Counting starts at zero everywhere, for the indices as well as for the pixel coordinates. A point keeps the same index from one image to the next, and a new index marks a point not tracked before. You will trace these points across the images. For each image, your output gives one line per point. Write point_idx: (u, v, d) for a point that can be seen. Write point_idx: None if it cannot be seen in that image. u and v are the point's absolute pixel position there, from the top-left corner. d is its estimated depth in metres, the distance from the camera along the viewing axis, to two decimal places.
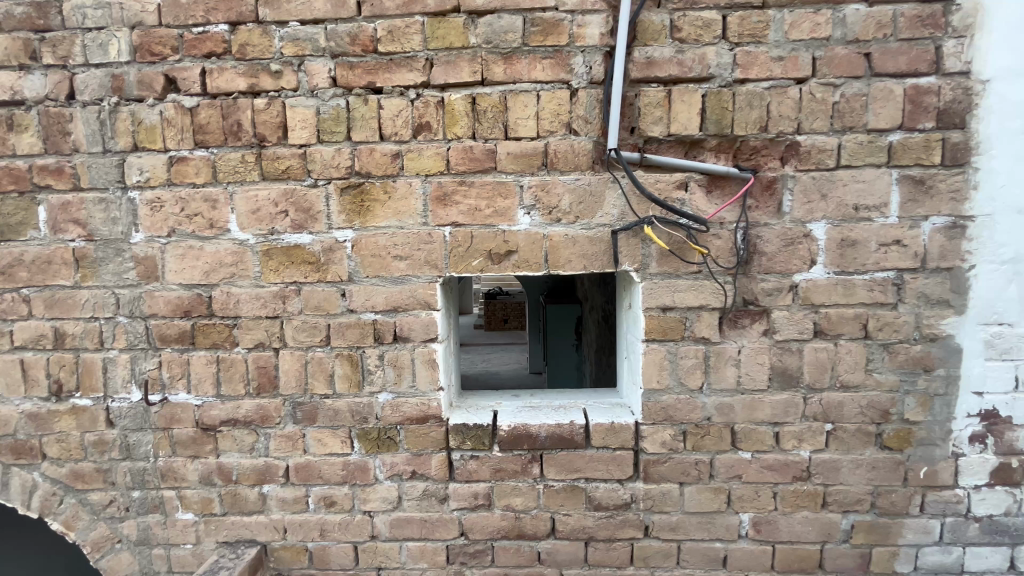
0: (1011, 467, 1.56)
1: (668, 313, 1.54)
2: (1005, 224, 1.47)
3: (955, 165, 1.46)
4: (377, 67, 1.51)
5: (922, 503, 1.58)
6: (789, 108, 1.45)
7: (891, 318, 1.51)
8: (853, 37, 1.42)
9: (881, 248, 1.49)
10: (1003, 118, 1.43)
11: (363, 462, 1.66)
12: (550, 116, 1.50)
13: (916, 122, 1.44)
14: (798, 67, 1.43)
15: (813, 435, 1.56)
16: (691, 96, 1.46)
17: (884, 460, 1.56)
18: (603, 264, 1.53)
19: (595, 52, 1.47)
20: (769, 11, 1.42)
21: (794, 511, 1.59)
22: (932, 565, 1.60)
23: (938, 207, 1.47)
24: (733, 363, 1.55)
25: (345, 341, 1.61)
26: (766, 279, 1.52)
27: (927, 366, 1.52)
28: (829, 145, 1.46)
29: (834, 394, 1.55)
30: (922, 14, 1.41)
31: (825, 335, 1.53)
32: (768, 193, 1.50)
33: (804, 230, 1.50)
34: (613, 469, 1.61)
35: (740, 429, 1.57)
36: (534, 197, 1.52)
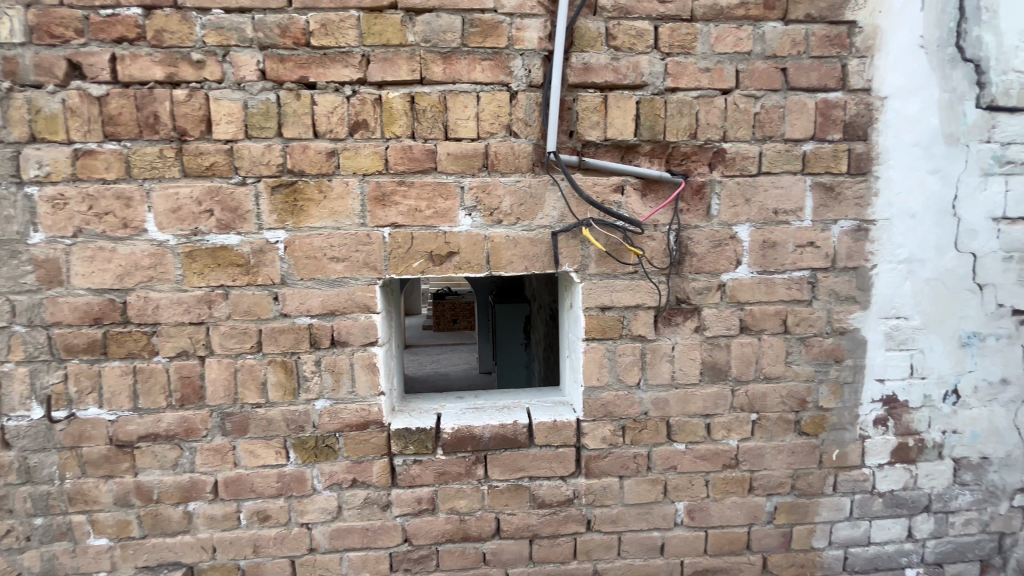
0: (908, 446, 1.73)
1: (606, 312, 1.58)
2: (901, 227, 1.63)
3: (859, 174, 1.60)
4: (310, 61, 1.45)
5: (835, 483, 1.72)
6: (715, 117, 1.54)
7: (807, 313, 1.64)
8: (771, 53, 1.52)
9: (797, 249, 1.61)
10: (898, 132, 1.59)
11: (299, 472, 1.59)
12: (490, 117, 1.50)
13: (826, 133, 1.57)
14: (723, 78, 1.52)
15: (740, 425, 1.66)
16: (625, 102, 1.51)
17: (802, 445, 1.69)
18: (544, 264, 1.56)
19: (533, 56, 1.49)
20: (696, 24, 1.50)
21: (724, 498, 1.69)
22: (844, 539, 1.75)
23: (845, 211, 1.61)
24: (668, 359, 1.62)
25: (278, 347, 1.54)
26: (697, 278, 1.60)
27: (838, 357, 1.66)
28: (752, 153, 1.56)
29: (759, 385, 1.65)
30: (830, 34, 1.53)
31: (750, 330, 1.63)
32: (698, 197, 1.58)
33: (730, 232, 1.59)
34: (556, 466, 1.64)
35: (674, 422, 1.64)
36: (475, 198, 1.52)
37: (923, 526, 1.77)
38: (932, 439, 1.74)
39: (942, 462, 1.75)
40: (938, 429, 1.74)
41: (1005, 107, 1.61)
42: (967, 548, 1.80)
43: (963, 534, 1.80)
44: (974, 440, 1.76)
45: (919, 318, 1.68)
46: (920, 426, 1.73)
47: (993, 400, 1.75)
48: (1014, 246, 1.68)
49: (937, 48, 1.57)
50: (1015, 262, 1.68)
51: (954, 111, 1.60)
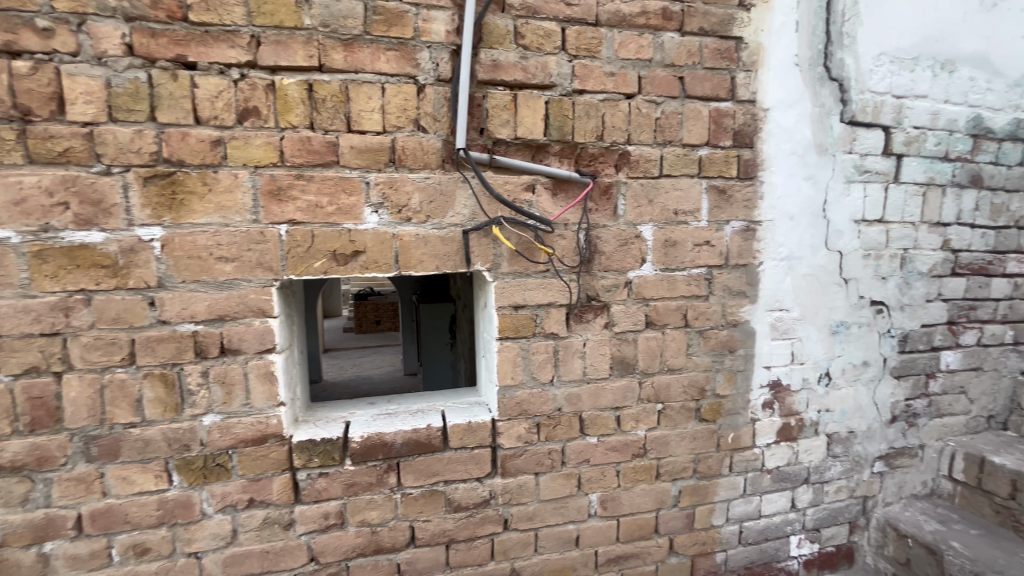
0: (791, 425, 1.92)
1: (519, 311, 1.58)
2: (782, 227, 1.80)
3: (747, 178, 1.74)
4: (188, 39, 1.30)
5: (731, 464, 1.86)
6: (620, 120, 1.59)
7: (704, 307, 1.75)
8: (669, 62, 1.61)
9: (695, 247, 1.71)
10: (779, 141, 1.75)
11: (185, 497, 1.42)
12: (396, 110, 1.44)
13: (718, 140, 1.68)
14: (627, 83, 1.58)
15: (647, 416, 1.74)
16: (535, 102, 1.52)
17: (702, 431, 1.81)
18: (455, 264, 1.52)
19: (441, 50, 1.45)
20: (601, 29, 1.54)
21: (634, 486, 1.76)
22: (739, 514, 1.90)
23: (736, 212, 1.74)
24: (580, 356, 1.65)
25: (156, 358, 1.37)
26: (605, 276, 1.65)
27: (732, 348, 1.80)
28: (653, 156, 1.64)
29: (663, 377, 1.74)
30: (721, 48, 1.64)
31: (654, 325, 1.71)
32: (606, 198, 1.62)
33: (635, 231, 1.66)
34: (472, 468, 1.62)
35: (587, 416, 1.68)
36: (382, 194, 1.45)
37: (803, 496, 1.97)
38: (809, 418, 1.94)
39: (818, 438, 1.96)
40: (814, 409, 1.94)
41: (863, 122, 1.83)
42: (838, 512, 2.04)
43: (835, 500, 2.03)
44: (842, 417, 1.98)
45: (797, 310, 1.86)
46: (800, 407, 1.92)
47: (857, 380, 1.98)
48: (871, 245, 1.91)
49: (809, 67, 1.74)
50: (872, 259, 1.92)
51: (824, 124, 1.79)
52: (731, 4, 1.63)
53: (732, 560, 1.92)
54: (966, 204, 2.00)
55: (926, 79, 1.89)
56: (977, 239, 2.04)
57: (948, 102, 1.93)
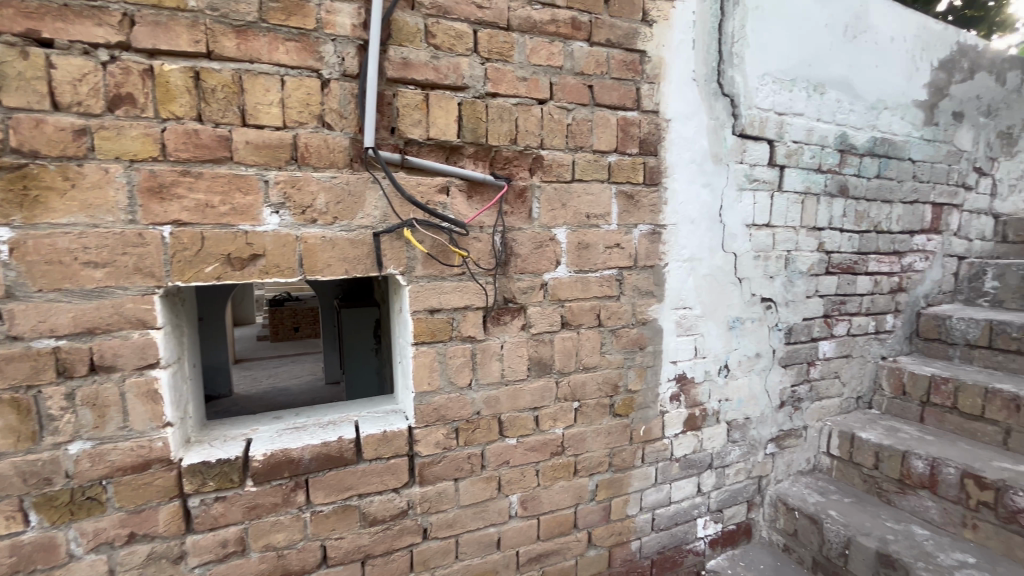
0: (696, 415, 2.06)
1: (435, 315, 1.55)
2: (685, 231, 1.92)
3: (652, 185, 1.84)
4: (42, 12, 1.12)
5: (643, 455, 1.96)
6: (533, 125, 1.62)
7: (616, 307, 1.83)
8: (579, 70, 1.66)
9: (607, 250, 1.78)
10: (680, 150, 1.87)
11: (46, 538, 1.24)
12: (297, 105, 1.35)
13: (626, 147, 1.77)
14: (539, 89, 1.61)
15: (564, 414, 1.79)
16: (447, 103, 1.50)
17: (616, 426, 1.89)
18: (366, 267, 1.46)
19: (347, 44, 1.38)
20: (513, 34, 1.55)
21: (553, 484, 1.80)
22: (652, 502, 2.00)
23: (643, 217, 1.83)
24: (497, 358, 1.66)
25: (5, 380, 1.17)
26: (521, 278, 1.67)
27: (642, 345, 1.89)
28: (565, 161, 1.68)
29: (579, 375, 1.79)
30: (626, 59, 1.73)
31: (570, 325, 1.76)
32: (520, 201, 1.64)
33: (549, 234, 1.69)
34: (388, 479, 1.56)
35: (505, 418, 1.69)
36: (283, 194, 1.36)
37: (708, 480, 2.13)
38: (711, 408, 2.09)
39: (719, 426, 2.13)
40: (716, 399, 2.10)
41: (751, 135, 2.01)
42: (737, 492, 2.22)
43: (734, 482, 2.21)
44: (739, 404, 2.16)
45: (699, 308, 2.00)
46: (703, 398, 2.07)
47: (752, 370, 2.17)
48: (761, 247, 2.10)
49: (705, 82, 1.88)
50: (762, 260, 2.12)
51: (719, 136, 1.94)
52: (635, 18, 1.72)
53: (646, 547, 2.02)
54: (837, 210, 2.27)
55: (802, 99, 2.11)
56: (845, 241, 2.32)
57: (821, 121, 2.17)
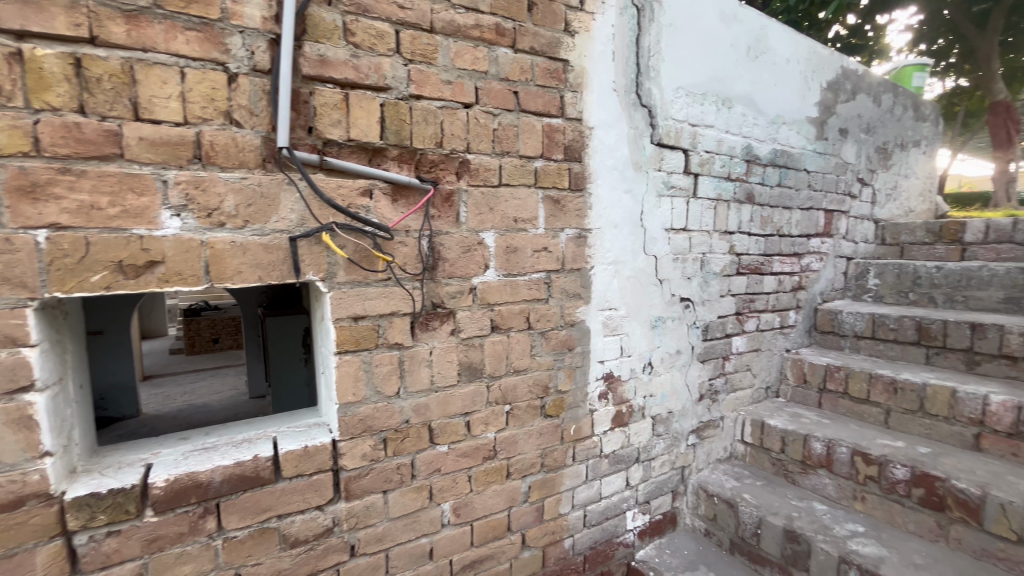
0: (622, 412, 2.14)
1: (359, 322, 1.50)
2: (609, 234, 1.99)
3: (577, 190, 1.89)
4: None
5: (574, 453, 2.01)
6: (459, 129, 1.61)
7: (545, 310, 1.86)
8: (504, 75, 1.68)
9: (535, 253, 1.81)
10: (603, 157, 1.94)
11: None
12: (200, 99, 1.25)
13: (551, 153, 1.81)
14: (464, 93, 1.60)
15: (496, 418, 1.79)
16: (369, 103, 1.45)
17: (547, 426, 1.92)
18: (282, 274, 1.38)
19: (257, 37, 1.30)
20: (437, 36, 1.54)
21: (485, 488, 1.79)
22: (583, 499, 2.06)
23: (569, 221, 1.88)
24: (426, 364, 1.63)
25: None
26: (449, 282, 1.65)
27: (570, 346, 1.94)
28: (492, 165, 1.68)
29: (510, 378, 1.80)
30: (550, 68, 1.77)
31: (499, 329, 1.76)
32: (447, 205, 1.63)
33: (477, 238, 1.69)
34: (310, 496, 1.48)
35: (436, 425, 1.66)
36: (185, 195, 1.25)
37: (635, 474, 2.22)
38: (637, 404, 2.19)
39: (644, 421, 2.23)
40: (641, 395, 2.20)
41: (668, 144, 2.13)
42: (663, 483, 2.33)
43: (660, 473, 2.32)
44: (663, 400, 2.28)
45: (624, 308, 2.09)
46: (629, 394, 2.15)
47: (674, 366, 2.30)
48: (679, 250, 2.23)
49: (625, 93, 1.97)
50: (680, 262, 2.24)
51: (639, 144, 2.04)
52: (558, 28, 1.76)
53: (579, 543, 2.07)
54: (745, 216, 2.45)
55: (712, 112, 2.27)
56: (753, 244, 2.52)
57: (729, 133, 2.34)
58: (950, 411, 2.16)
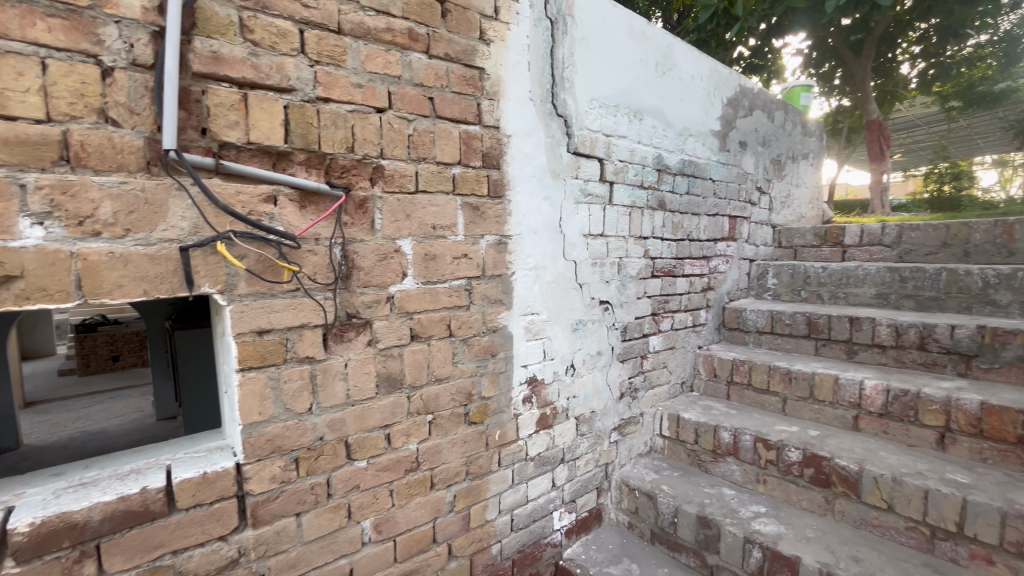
0: (547, 414, 2.18)
1: (265, 336, 1.41)
2: (529, 240, 2.03)
3: (497, 197, 1.91)
4: None
5: (500, 459, 2.02)
6: (372, 133, 1.57)
7: (466, 317, 1.85)
8: (418, 81, 1.66)
9: (454, 260, 1.80)
10: (521, 165, 1.97)
11: None
12: (67, 94, 1.12)
13: (469, 160, 1.81)
14: (376, 97, 1.57)
15: (418, 428, 1.75)
16: (270, 104, 1.37)
17: (471, 434, 1.91)
18: (173, 287, 1.27)
19: (136, 28, 1.19)
20: (345, 38, 1.49)
21: (408, 501, 1.75)
22: (510, 504, 2.07)
23: (489, 227, 1.89)
24: (341, 377, 1.56)
25: None
26: (365, 291, 1.60)
27: (493, 352, 1.95)
28: (408, 171, 1.65)
29: (431, 387, 1.78)
30: (466, 75, 1.77)
31: (420, 338, 1.74)
32: (361, 211, 1.57)
33: (394, 245, 1.65)
34: (211, 527, 1.37)
35: (353, 440, 1.60)
36: (49, 201, 1.11)
37: (561, 474, 2.27)
38: (561, 406, 2.24)
39: (568, 421, 2.29)
40: (564, 397, 2.25)
41: (584, 153, 2.21)
42: (588, 481, 2.41)
43: (584, 472, 2.39)
44: (585, 400, 2.35)
45: (546, 312, 2.13)
46: (553, 397, 2.20)
47: (595, 367, 2.38)
48: (597, 254, 2.32)
49: (541, 102, 2.02)
50: (598, 266, 2.33)
51: (556, 152, 2.10)
52: (472, 36, 1.77)
53: (507, 548, 2.07)
54: (658, 222, 2.60)
55: (624, 123, 2.38)
56: (665, 248, 2.67)
57: (641, 143, 2.47)
58: (834, 396, 2.41)
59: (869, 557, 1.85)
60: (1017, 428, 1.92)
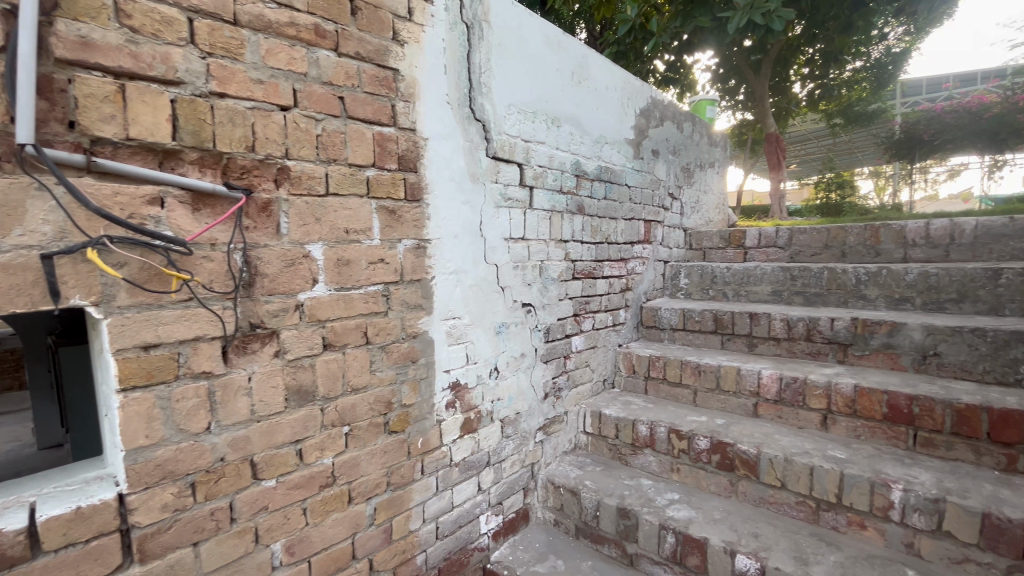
0: (471, 418, 2.18)
1: (152, 351, 1.28)
2: (449, 244, 2.02)
3: (414, 200, 1.88)
4: None
5: (422, 467, 1.98)
6: (275, 133, 1.48)
7: (384, 323, 1.80)
8: (326, 79, 1.59)
9: (370, 266, 1.75)
10: (439, 168, 1.96)
11: None
12: None
13: (383, 162, 1.76)
14: (279, 94, 1.48)
15: (333, 441, 1.68)
16: (154, 98, 1.25)
17: (392, 443, 1.86)
18: (34, 300, 1.11)
19: None
20: (242, 30, 1.39)
21: (324, 518, 1.67)
22: (434, 512, 2.04)
23: (406, 231, 1.86)
24: (244, 393, 1.46)
25: None
26: (270, 300, 1.50)
27: (413, 358, 1.91)
28: (317, 173, 1.58)
29: (347, 398, 1.71)
30: (379, 75, 1.73)
31: (333, 346, 1.66)
32: (264, 214, 1.48)
33: (303, 251, 1.57)
34: (89, 568, 1.22)
35: (259, 459, 1.49)
36: None
37: (486, 477, 2.28)
38: (485, 409, 2.25)
39: (493, 424, 2.30)
40: (488, 400, 2.26)
41: (503, 158, 2.23)
42: (514, 483, 2.43)
43: (510, 473, 2.41)
44: (510, 402, 2.38)
45: (467, 316, 2.13)
46: (477, 401, 2.20)
47: (519, 369, 2.41)
48: (518, 258, 2.35)
49: (458, 106, 2.02)
50: (520, 269, 2.36)
51: (474, 157, 2.10)
52: (385, 36, 1.73)
53: (431, 557, 2.04)
54: (577, 226, 2.69)
55: (542, 130, 2.44)
56: (585, 251, 2.77)
57: (559, 149, 2.55)
58: (737, 386, 2.62)
59: (766, 532, 2.02)
60: (882, 407, 2.19)
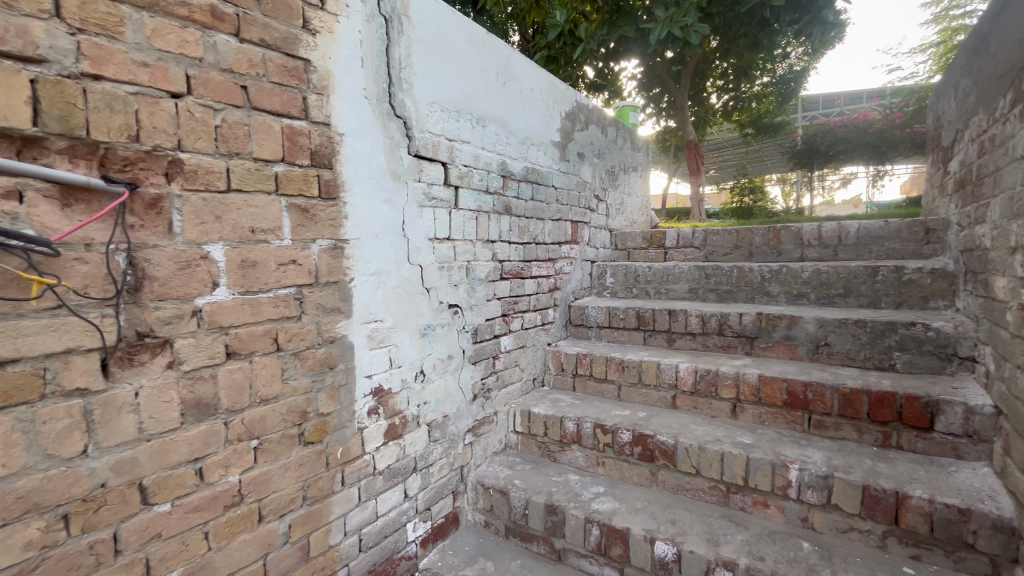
0: (396, 424, 2.11)
1: (8, 368, 1.11)
2: (369, 245, 1.94)
3: (329, 199, 1.78)
4: None
5: (343, 478, 1.89)
6: (164, 122, 1.34)
7: (297, 328, 1.70)
8: (226, 66, 1.47)
9: (279, 267, 1.64)
10: (357, 166, 1.88)
11: None
12: None
13: (294, 158, 1.66)
14: (169, 80, 1.35)
15: (240, 457, 1.56)
16: (9, 77, 1.08)
17: (307, 455, 1.76)
18: None
19: None
20: (122, 6, 1.25)
21: (230, 541, 1.54)
22: (357, 523, 1.96)
23: (321, 231, 1.76)
24: (131, 409, 1.31)
25: None
26: (161, 306, 1.37)
27: (331, 365, 1.82)
28: (216, 168, 1.46)
29: (255, 410, 1.59)
30: (287, 65, 1.63)
31: (237, 355, 1.54)
32: (152, 212, 1.34)
33: (200, 252, 1.44)
34: None
35: (150, 482, 1.35)
36: None
37: (413, 483, 2.22)
38: (411, 413, 2.19)
39: (420, 429, 2.24)
40: (414, 404, 2.21)
41: (426, 157, 2.19)
42: (442, 487, 2.39)
43: (439, 477, 2.37)
44: (437, 405, 2.34)
45: (390, 319, 2.06)
46: (402, 406, 2.14)
47: (446, 371, 2.38)
48: (444, 259, 2.32)
49: (377, 102, 1.95)
50: (445, 270, 2.33)
51: (395, 154, 2.04)
52: (294, 24, 1.63)
53: (354, 571, 1.96)
54: (504, 226, 2.69)
55: (467, 129, 2.42)
56: (513, 251, 2.78)
57: (484, 149, 2.54)
58: (658, 379, 2.74)
59: (683, 518, 2.13)
60: (782, 394, 2.39)
